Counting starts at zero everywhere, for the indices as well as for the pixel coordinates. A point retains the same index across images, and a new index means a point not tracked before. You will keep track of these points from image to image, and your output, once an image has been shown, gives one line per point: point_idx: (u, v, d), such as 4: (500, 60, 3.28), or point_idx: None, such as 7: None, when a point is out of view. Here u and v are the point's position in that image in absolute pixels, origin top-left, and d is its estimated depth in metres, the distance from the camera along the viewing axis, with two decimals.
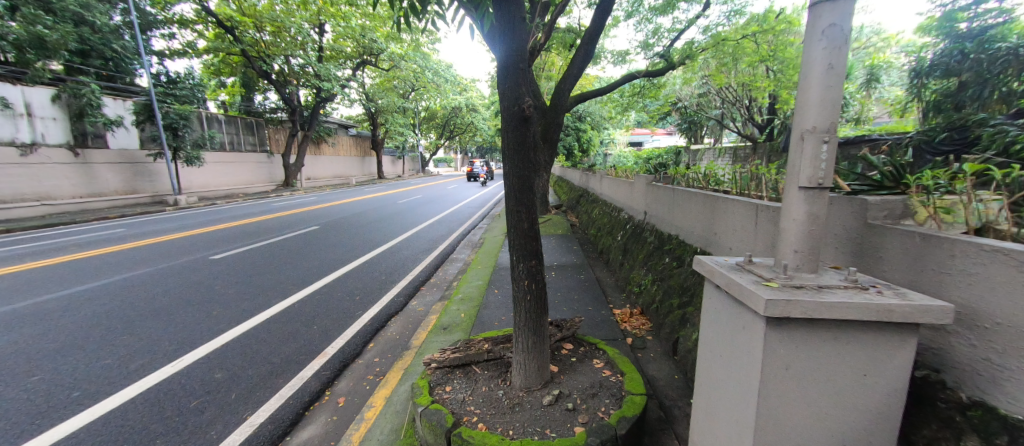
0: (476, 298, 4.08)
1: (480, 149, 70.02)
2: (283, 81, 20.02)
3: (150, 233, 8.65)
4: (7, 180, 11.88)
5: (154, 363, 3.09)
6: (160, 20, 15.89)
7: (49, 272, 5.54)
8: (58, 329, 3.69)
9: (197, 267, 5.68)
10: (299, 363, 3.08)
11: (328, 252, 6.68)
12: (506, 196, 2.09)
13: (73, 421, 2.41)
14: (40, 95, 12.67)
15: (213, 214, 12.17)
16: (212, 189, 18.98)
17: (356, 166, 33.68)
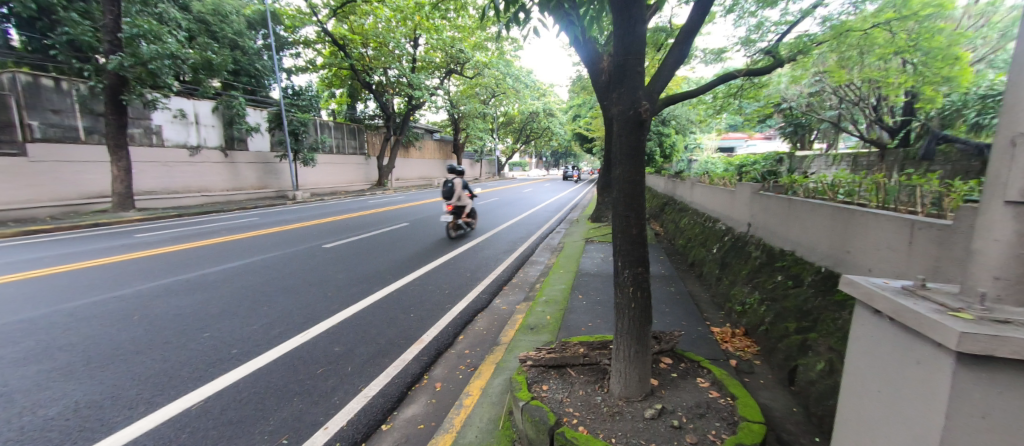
0: (561, 302, 4.09)
1: (555, 154, 70.12)
2: (381, 90, 22.23)
3: (276, 223, 10.17)
4: (180, 175, 14.89)
5: (286, 333, 3.62)
6: (290, 42, 18.76)
7: (209, 251, 6.81)
8: (218, 298, 4.52)
9: (314, 254, 6.56)
10: (400, 346, 3.38)
11: (418, 248, 7.24)
12: (614, 200, 2.07)
13: (234, 373, 2.92)
14: (204, 107, 15.88)
15: (321, 208, 13.91)
16: (321, 186, 21.75)
17: (439, 169, 36.00)
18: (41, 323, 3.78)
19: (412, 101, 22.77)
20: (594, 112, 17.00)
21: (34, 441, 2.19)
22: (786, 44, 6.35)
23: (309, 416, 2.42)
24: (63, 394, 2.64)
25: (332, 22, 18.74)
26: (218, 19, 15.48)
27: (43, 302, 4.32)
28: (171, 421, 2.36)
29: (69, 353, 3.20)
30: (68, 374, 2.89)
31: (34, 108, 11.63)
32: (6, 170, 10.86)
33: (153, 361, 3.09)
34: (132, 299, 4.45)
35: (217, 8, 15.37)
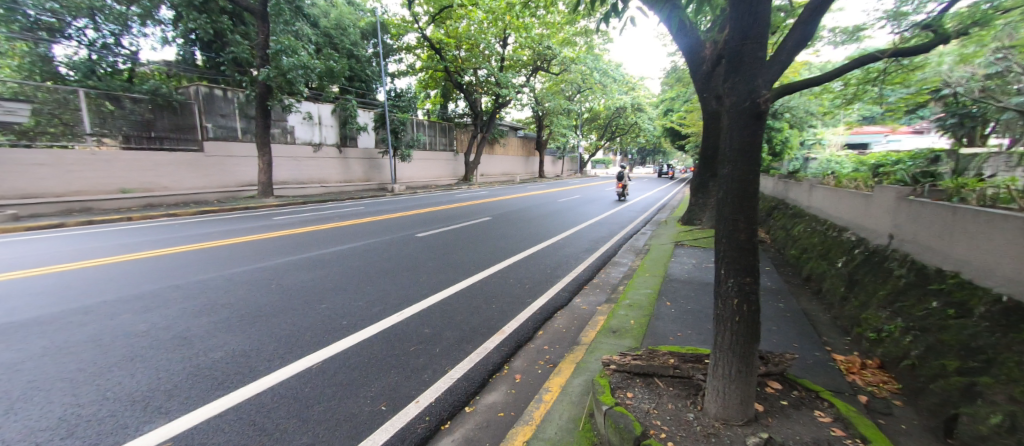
0: (646, 307, 3.86)
1: (642, 151, 66.43)
2: (471, 90, 23.34)
3: (377, 213, 11.37)
4: (305, 168, 17.48)
5: (384, 312, 4.02)
6: (395, 49, 20.76)
7: (325, 234, 7.89)
8: (332, 275, 5.20)
9: (408, 242, 7.18)
10: (483, 334, 3.53)
11: (501, 241, 7.48)
12: (721, 200, 1.88)
13: (343, 342, 3.34)
14: (326, 110, 18.39)
15: (414, 200, 15.17)
16: (415, 180, 23.71)
17: (522, 166, 36.67)
18: (210, 285, 4.75)
19: (499, 99, 23.53)
20: (689, 106, 15.67)
21: (205, 377, 2.77)
22: (955, 15, 5.12)
23: (403, 388, 2.66)
24: (224, 343, 3.30)
25: (430, 28, 20.25)
26: (339, 32, 17.96)
27: (211, 268, 5.42)
28: (297, 376, 2.80)
29: (228, 310, 3.99)
30: (226, 328, 3.59)
31: (209, 113, 14.65)
32: (190, 162, 13.86)
33: (284, 324, 3.69)
34: (270, 271, 5.36)
35: (338, 24, 17.85)
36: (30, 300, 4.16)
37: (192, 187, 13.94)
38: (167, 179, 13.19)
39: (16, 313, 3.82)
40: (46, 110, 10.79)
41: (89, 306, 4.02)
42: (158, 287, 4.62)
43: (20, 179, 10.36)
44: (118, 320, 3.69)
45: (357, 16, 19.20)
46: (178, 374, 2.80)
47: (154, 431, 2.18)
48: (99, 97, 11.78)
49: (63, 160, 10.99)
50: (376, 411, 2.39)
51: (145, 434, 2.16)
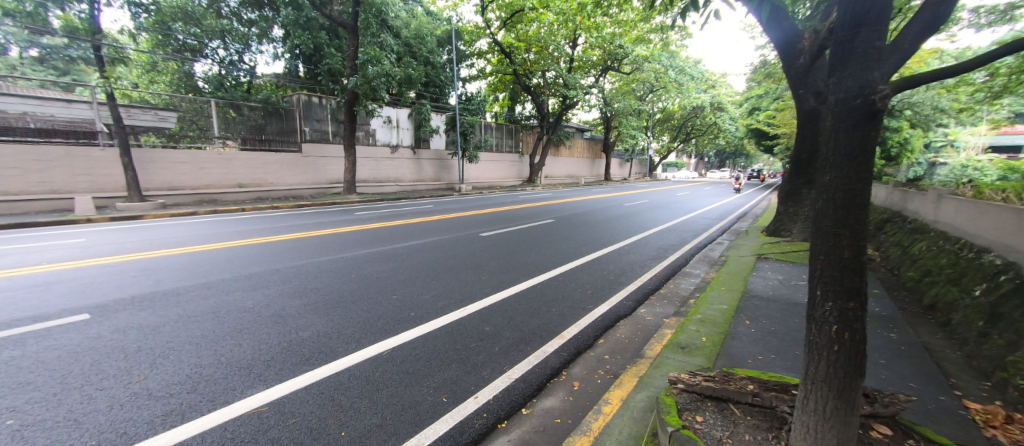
0: (721, 323, 3.54)
1: (721, 153, 61.28)
2: (539, 92, 23.44)
3: (445, 211, 11.93)
4: (383, 168, 18.95)
5: (448, 307, 4.20)
6: (467, 54, 21.64)
7: (398, 230, 8.47)
8: (403, 269, 5.57)
9: (472, 241, 7.44)
10: (541, 337, 3.51)
11: (563, 244, 7.39)
12: (820, 212, 1.66)
13: (410, 333, 3.55)
14: (403, 114, 19.77)
15: (480, 201, 15.62)
16: (481, 181, 24.44)
17: (587, 168, 35.93)
18: (301, 270, 5.36)
19: (567, 100, 23.36)
20: (780, 104, 14.09)
21: (294, 353, 3.12)
22: None
23: (463, 382, 2.74)
24: (311, 323, 3.70)
25: (501, 33, 20.76)
26: (417, 41, 19.20)
27: (303, 256, 6.12)
28: (370, 360, 3.03)
29: (314, 295, 4.46)
30: (313, 310, 4.02)
31: (307, 118, 16.57)
32: (290, 162, 15.79)
33: (360, 312, 4.03)
34: (350, 261, 5.90)
35: (418, 33, 19.07)
36: (169, 275, 5.05)
37: (291, 183, 15.86)
38: (272, 176, 15.18)
39: (159, 284, 4.66)
40: (185, 116, 13.14)
41: (211, 282, 4.78)
42: (261, 270, 5.33)
43: (167, 174, 12.64)
44: (231, 296, 4.33)
45: (434, 25, 20.40)
46: (276, 347, 3.21)
47: (255, 396, 2.51)
48: (225, 106, 14.00)
49: (197, 158, 13.21)
50: (438, 402, 2.49)
51: (247, 397, 2.49)
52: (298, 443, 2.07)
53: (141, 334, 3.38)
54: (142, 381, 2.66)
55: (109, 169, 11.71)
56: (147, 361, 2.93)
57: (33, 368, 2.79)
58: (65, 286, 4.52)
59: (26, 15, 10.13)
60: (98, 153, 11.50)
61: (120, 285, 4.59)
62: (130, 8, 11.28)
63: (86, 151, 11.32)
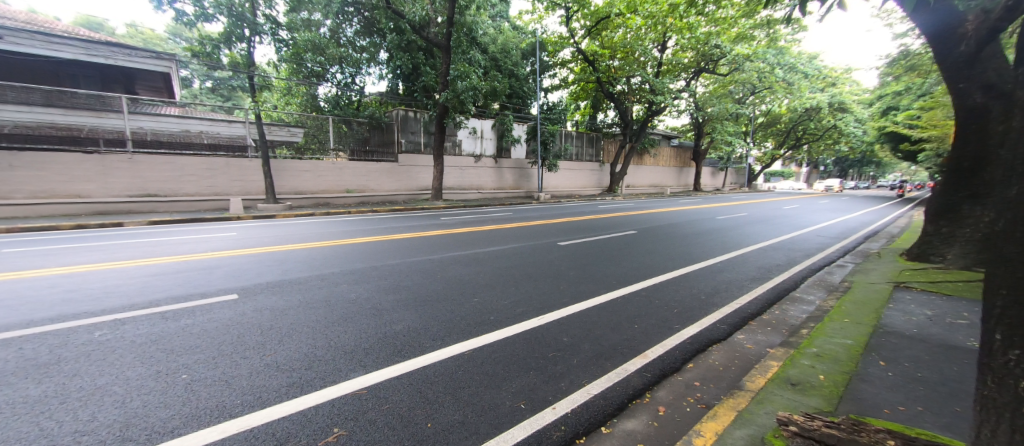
0: (844, 361, 2.99)
1: (841, 161, 52.61)
2: (623, 98, 22.78)
3: (525, 219, 12.14)
4: (467, 176, 20.02)
5: (527, 314, 4.24)
6: (550, 64, 22.01)
7: (479, 235, 8.85)
8: (484, 273, 5.80)
9: (551, 249, 7.45)
10: (622, 354, 3.34)
11: (647, 257, 7.00)
12: (1004, 233, 1.32)
13: (490, 336, 3.65)
14: (487, 125, 20.72)
15: (559, 209, 15.57)
16: (560, 190, 24.36)
17: (674, 177, 33.62)
18: (394, 269, 5.88)
19: (653, 106, 22.29)
20: (926, 102, 11.66)
21: (388, 345, 3.42)
22: None
23: (541, 391, 2.73)
24: (403, 318, 4.03)
25: (585, 41, 20.66)
26: (504, 55, 20.20)
27: (395, 256, 6.71)
28: (453, 358, 3.19)
29: (405, 292, 4.86)
30: (405, 306, 4.38)
31: (404, 131, 18.26)
32: (388, 170, 17.55)
33: (444, 311, 4.28)
34: (436, 263, 6.31)
35: (504, 47, 20.09)
36: (292, 266, 5.93)
37: (388, 190, 17.60)
38: (373, 183, 17.04)
39: (285, 274, 5.51)
40: (308, 131, 15.48)
41: (324, 275, 5.51)
42: (362, 267, 5.98)
43: (294, 181, 14.95)
44: (339, 288, 4.93)
45: (520, 38, 21.22)
46: (374, 337, 3.56)
47: (357, 379, 2.81)
48: (339, 122, 16.20)
49: (315, 167, 15.41)
50: (516, 407, 2.51)
51: (349, 380, 2.80)
52: (391, 427, 2.25)
53: (271, 315, 4.00)
54: (273, 354, 3.15)
55: (254, 176, 14.24)
56: (275, 338, 3.47)
57: (200, 334, 3.49)
58: (221, 270, 5.60)
59: (206, 54, 12.60)
60: (248, 163, 14.06)
61: (259, 272, 5.54)
62: (275, 44, 13.67)
63: (239, 161, 13.92)
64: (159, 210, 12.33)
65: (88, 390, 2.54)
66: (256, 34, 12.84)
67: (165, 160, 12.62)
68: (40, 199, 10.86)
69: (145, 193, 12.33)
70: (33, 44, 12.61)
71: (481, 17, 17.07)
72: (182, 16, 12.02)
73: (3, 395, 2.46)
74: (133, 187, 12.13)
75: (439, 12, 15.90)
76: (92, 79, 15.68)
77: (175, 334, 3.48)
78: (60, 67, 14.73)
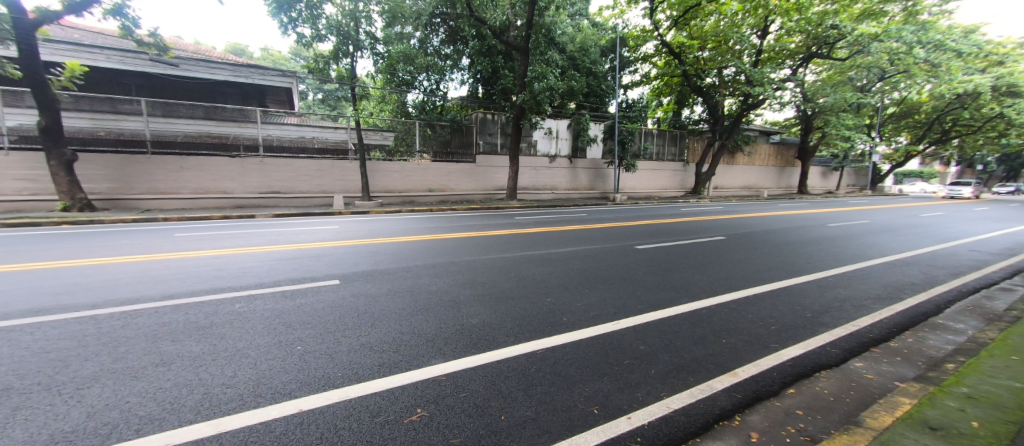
0: (1011, 410, 2.37)
1: (1008, 158, 41.84)
2: (713, 92, 20.91)
3: (600, 220, 11.81)
4: (541, 176, 20.13)
5: (600, 317, 4.13)
6: (631, 59, 21.20)
7: (553, 236, 8.85)
8: (558, 274, 5.78)
9: (627, 253, 7.16)
10: (707, 369, 3.08)
11: (739, 266, 6.35)
12: None
13: (563, 337, 3.63)
14: (563, 124, 20.55)
15: (637, 211, 14.83)
16: (638, 191, 23.19)
17: (774, 178, 29.86)
18: (472, 265, 6.17)
19: (750, 99, 20.09)
20: None
21: (465, 336, 3.60)
22: None
23: (616, 398, 2.63)
24: (479, 312, 4.20)
25: (671, 33, 19.44)
26: (582, 54, 20.02)
27: (472, 253, 7.04)
28: (527, 355, 3.25)
29: (480, 288, 5.06)
30: (481, 301, 4.56)
31: (482, 133, 18.98)
32: (466, 171, 18.44)
33: (518, 308, 4.37)
34: (510, 261, 6.47)
35: (583, 45, 19.90)
36: (382, 258, 6.55)
37: (466, 189, 18.53)
38: (452, 182, 18.05)
39: (377, 264, 6.12)
40: (398, 135, 16.95)
41: (410, 267, 5.99)
42: (442, 261, 6.38)
43: (385, 181, 16.50)
44: (422, 280, 5.32)
45: (600, 35, 20.74)
46: (452, 328, 3.77)
47: (436, 365, 3.02)
48: (425, 126, 17.42)
49: (403, 168, 16.81)
50: (588, 412, 2.45)
51: (430, 366, 3.01)
52: (467, 415, 2.37)
53: (365, 300, 4.47)
54: (367, 336, 3.51)
55: (353, 176, 16.00)
56: (368, 321, 3.87)
57: (310, 313, 4.05)
58: (326, 259, 6.40)
59: (320, 70, 14.49)
60: (348, 164, 15.86)
61: (355, 262, 6.23)
62: (373, 57, 15.19)
63: (342, 163, 15.76)
64: (280, 205, 14.52)
65: (231, 351, 3.10)
66: (358, 49, 14.38)
67: (285, 162, 14.80)
68: (199, 194, 13.51)
69: (271, 191, 14.61)
70: (195, 70, 15.80)
71: (560, 17, 17.07)
72: (302, 39, 13.99)
73: (174, 349, 3.11)
74: (263, 185, 14.49)
75: (519, 15, 16.20)
76: (236, 95, 18.78)
77: (292, 311, 4.08)
78: (215, 87, 18.07)
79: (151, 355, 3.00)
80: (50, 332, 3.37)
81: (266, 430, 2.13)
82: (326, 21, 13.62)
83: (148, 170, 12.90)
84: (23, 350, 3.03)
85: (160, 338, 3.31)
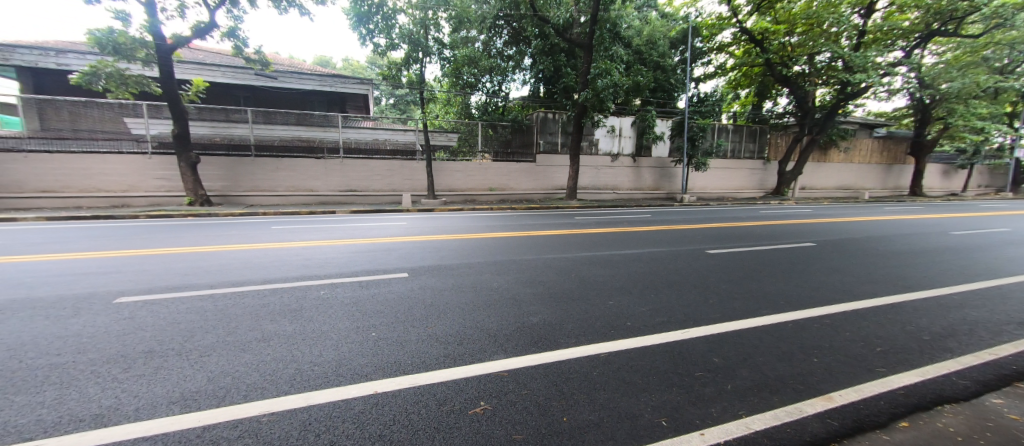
0: None
1: None
2: (802, 81, 18.71)
3: (667, 222, 11.19)
4: (603, 176, 19.58)
5: (668, 324, 3.90)
6: (704, 50, 19.86)
7: (616, 237, 8.56)
8: (621, 276, 5.58)
9: (698, 257, 6.69)
10: (793, 389, 2.76)
11: (833, 276, 5.60)
12: None
13: (627, 342, 3.49)
14: (627, 121, 19.75)
15: (708, 213, 13.80)
16: (710, 191, 21.55)
17: (877, 177, 25.96)
18: (532, 264, 6.19)
19: (848, 87, 17.67)
20: None
21: (526, 335, 3.62)
22: None
23: (686, 411, 2.46)
24: (539, 311, 4.20)
25: (752, 19, 17.86)
26: (649, 47, 19.16)
27: (533, 252, 7.05)
28: (588, 357, 3.18)
29: (540, 287, 5.05)
30: (541, 300, 4.56)
31: (543, 133, 18.97)
32: (527, 170, 18.57)
33: (579, 310, 4.28)
34: (571, 262, 6.38)
35: (650, 38, 19.00)
36: (446, 253, 6.84)
37: (526, 189, 18.67)
38: (512, 182, 18.32)
39: (442, 259, 6.40)
40: (461, 136, 17.51)
41: (472, 263, 6.18)
42: (503, 259, 6.49)
43: (448, 180, 17.22)
44: (483, 277, 5.46)
45: (670, 26, 19.67)
46: (512, 326, 3.81)
47: (499, 361, 3.07)
48: (487, 127, 17.84)
49: (465, 168, 17.43)
50: (656, 423, 2.32)
51: (492, 361, 3.07)
52: (529, 412, 2.37)
53: (431, 293, 4.69)
54: (433, 327, 3.68)
55: (420, 176, 16.93)
56: (434, 313, 4.05)
57: (383, 302, 4.35)
58: (395, 253, 6.85)
59: (393, 77, 15.53)
60: (416, 164, 16.80)
61: (422, 257, 6.58)
62: (440, 62, 15.90)
63: (410, 163, 16.72)
64: (356, 202, 15.82)
65: (317, 334, 3.43)
66: (427, 55, 15.15)
67: (362, 163, 16.09)
68: (291, 192, 15.23)
69: (349, 189, 15.98)
70: (291, 81, 17.87)
71: (627, 10, 16.52)
72: (378, 48, 15.08)
73: (271, 328, 3.52)
74: (342, 184, 15.91)
75: (583, 11, 15.87)
76: (322, 102, 20.84)
77: (367, 300, 4.42)
78: (305, 95, 20.22)
79: (254, 332, 3.42)
80: (179, 307, 4.01)
81: (347, 407, 2.32)
82: (399, 31, 14.53)
83: (252, 170, 14.83)
84: (160, 320, 3.64)
85: (261, 317, 3.78)
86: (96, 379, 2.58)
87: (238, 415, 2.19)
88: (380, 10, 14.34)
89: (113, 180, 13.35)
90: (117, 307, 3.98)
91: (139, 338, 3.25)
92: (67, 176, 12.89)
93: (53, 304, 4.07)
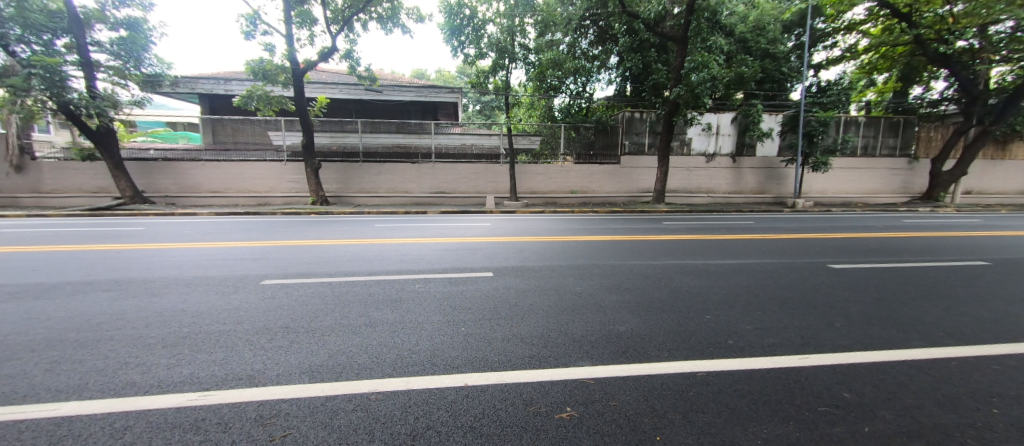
0: None
1: None
2: (970, 59, 14.99)
3: (773, 229, 9.83)
4: (695, 178, 18.03)
5: (781, 347, 3.41)
6: (828, 31, 17.18)
7: (711, 245, 7.78)
8: (720, 288, 5.06)
9: (816, 272, 5.75)
10: (958, 441, 2.18)
11: (1018, 305, 4.35)
12: None
13: (731, 363, 3.13)
14: (727, 118, 17.89)
15: (828, 221, 11.79)
16: (831, 195, 18.45)
17: None
18: (617, 270, 5.95)
19: None
20: None
21: (614, 343, 3.47)
22: None
23: None
24: (627, 320, 4.01)
25: None
26: (756, 34, 17.19)
27: (617, 257, 6.77)
28: (685, 375, 2.93)
29: (625, 294, 4.83)
30: (629, 309, 4.34)
31: (629, 133, 18.15)
32: (610, 172, 17.97)
33: (672, 322, 3.99)
34: (660, 269, 5.99)
35: (758, 24, 16.95)
36: (528, 255, 6.94)
37: (608, 191, 18.08)
38: (595, 184, 17.89)
39: (525, 261, 6.50)
40: (544, 139, 17.59)
41: (554, 266, 6.17)
42: (586, 263, 6.35)
43: (530, 183, 17.49)
44: (566, 280, 5.41)
45: (783, 8, 17.40)
46: (598, 332, 3.70)
47: (585, 368, 3.00)
48: (570, 129, 17.70)
49: (547, 170, 17.52)
50: None
51: (578, 367, 3.01)
52: (619, 426, 2.26)
53: (515, 294, 4.79)
54: (519, 327, 3.75)
55: (502, 178, 17.45)
56: (518, 314, 4.12)
57: (471, 299, 4.57)
58: (480, 252, 7.16)
59: (480, 84, 16.25)
60: (499, 168, 17.37)
61: (504, 257, 6.77)
62: (525, 67, 16.21)
63: (494, 166, 17.35)
64: (445, 203, 16.91)
65: (414, 324, 3.73)
66: (512, 61, 15.56)
67: (450, 167, 17.16)
68: (390, 193, 16.88)
69: (439, 191, 17.17)
70: (393, 93, 19.82)
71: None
72: (468, 58, 15.91)
73: (376, 316, 3.93)
74: (433, 186, 17.15)
75: (678, 2, 14.75)
76: (417, 111, 22.67)
77: (456, 296, 4.68)
78: (403, 105, 22.21)
79: (363, 318, 3.86)
80: (306, 291, 4.70)
81: (442, 395, 2.47)
82: (488, 40, 15.13)
83: (359, 174, 16.78)
84: (293, 302, 4.31)
85: (368, 305, 4.25)
86: (248, 345, 3.14)
87: (351, 390, 2.48)
88: (471, 22, 15.17)
89: (259, 183, 16.24)
90: (262, 288, 4.81)
91: (279, 315, 3.88)
92: (229, 180, 16.03)
93: (220, 282, 5.09)
